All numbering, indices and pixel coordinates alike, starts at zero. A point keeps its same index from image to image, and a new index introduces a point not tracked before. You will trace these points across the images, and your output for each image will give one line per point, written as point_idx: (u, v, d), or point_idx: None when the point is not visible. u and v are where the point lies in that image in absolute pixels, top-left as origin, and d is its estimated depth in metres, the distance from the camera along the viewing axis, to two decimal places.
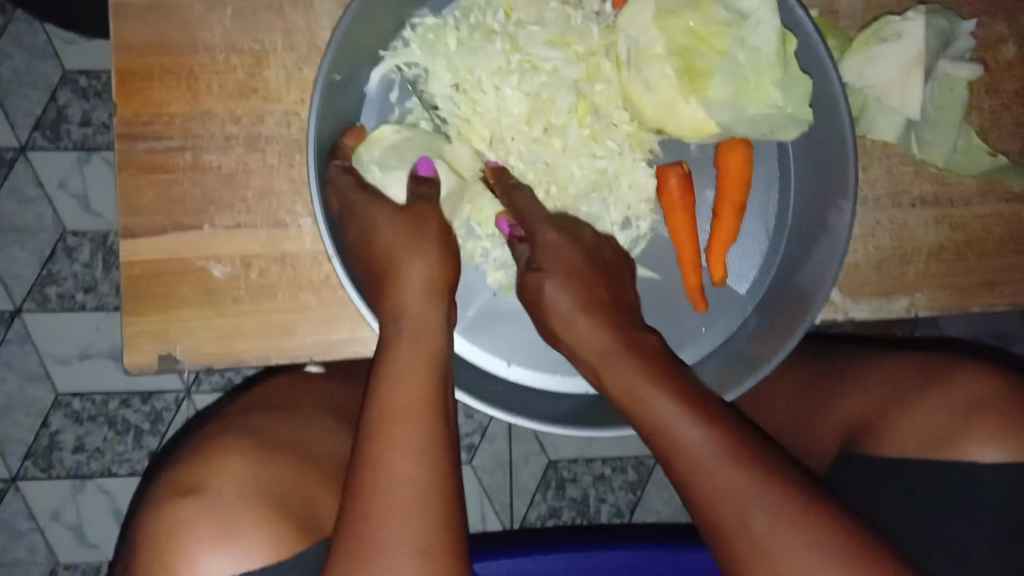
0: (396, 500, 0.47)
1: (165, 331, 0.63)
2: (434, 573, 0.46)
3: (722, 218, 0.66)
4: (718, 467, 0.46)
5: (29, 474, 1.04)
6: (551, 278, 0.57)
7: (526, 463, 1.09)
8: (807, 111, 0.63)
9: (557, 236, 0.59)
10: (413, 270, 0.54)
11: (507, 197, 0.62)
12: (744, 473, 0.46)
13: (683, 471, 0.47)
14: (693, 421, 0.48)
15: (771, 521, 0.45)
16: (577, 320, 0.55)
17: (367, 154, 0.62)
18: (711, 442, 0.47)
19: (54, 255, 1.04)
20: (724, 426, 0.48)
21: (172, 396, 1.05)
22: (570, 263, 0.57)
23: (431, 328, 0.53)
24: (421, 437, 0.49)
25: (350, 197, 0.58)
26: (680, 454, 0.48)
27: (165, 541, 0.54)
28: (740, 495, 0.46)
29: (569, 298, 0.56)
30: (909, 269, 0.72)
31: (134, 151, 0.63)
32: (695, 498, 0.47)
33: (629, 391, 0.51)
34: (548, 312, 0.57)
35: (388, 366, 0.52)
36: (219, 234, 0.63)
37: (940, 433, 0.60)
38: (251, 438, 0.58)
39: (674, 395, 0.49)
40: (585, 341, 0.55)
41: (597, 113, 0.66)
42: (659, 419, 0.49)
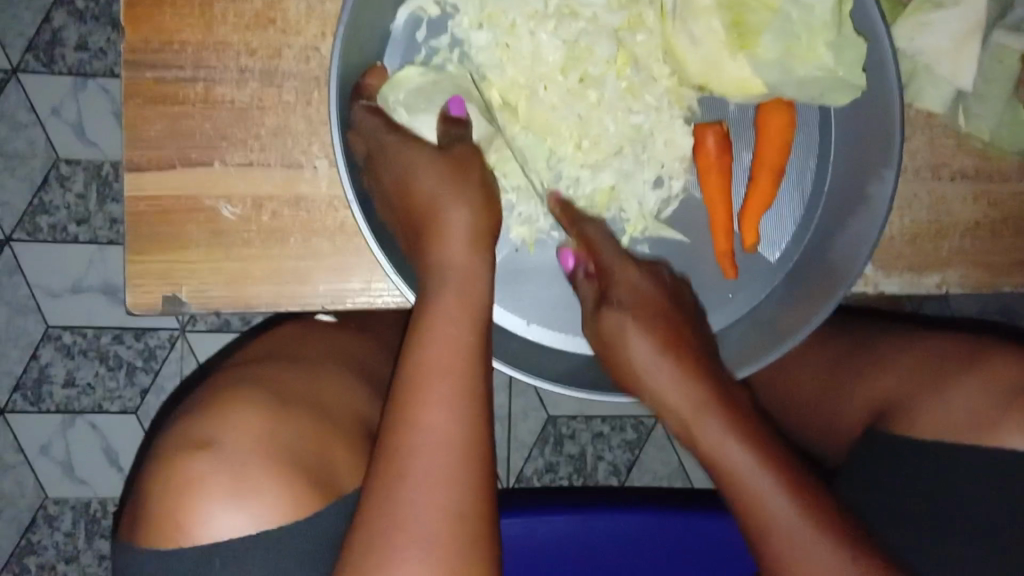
0: (433, 463, 0.45)
1: (170, 272, 0.60)
2: (466, 541, 0.44)
3: (758, 181, 0.63)
4: (816, 555, 0.49)
5: (17, 408, 1.01)
6: (632, 327, 0.56)
7: (525, 418, 1.08)
8: (861, 76, 0.59)
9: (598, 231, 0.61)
10: (454, 218, 0.51)
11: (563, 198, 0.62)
12: (827, 538, 0.49)
13: (754, 530, 0.51)
14: (786, 497, 0.50)
15: (834, 549, 0.49)
16: (611, 300, 0.57)
17: (392, 96, 0.58)
18: (691, 383, 0.54)
19: (46, 184, 1.00)
20: (737, 410, 0.53)
21: (166, 334, 1.02)
22: (646, 301, 0.57)
23: (475, 280, 0.50)
24: (461, 397, 0.47)
25: (381, 138, 0.55)
26: (659, 391, 0.55)
27: (176, 494, 0.52)
28: (811, 548, 0.49)
29: (652, 346, 0.55)
30: (943, 245, 0.70)
31: (141, 79, 0.59)
32: (766, 551, 0.51)
33: (704, 439, 0.53)
34: (625, 356, 0.56)
35: (428, 320, 0.49)
36: (230, 172, 0.60)
37: (976, 417, 0.58)
38: (267, 391, 0.56)
39: (680, 369, 0.54)
40: (664, 396, 0.55)
41: (636, 65, 0.63)
42: (743, 476, 0.51)
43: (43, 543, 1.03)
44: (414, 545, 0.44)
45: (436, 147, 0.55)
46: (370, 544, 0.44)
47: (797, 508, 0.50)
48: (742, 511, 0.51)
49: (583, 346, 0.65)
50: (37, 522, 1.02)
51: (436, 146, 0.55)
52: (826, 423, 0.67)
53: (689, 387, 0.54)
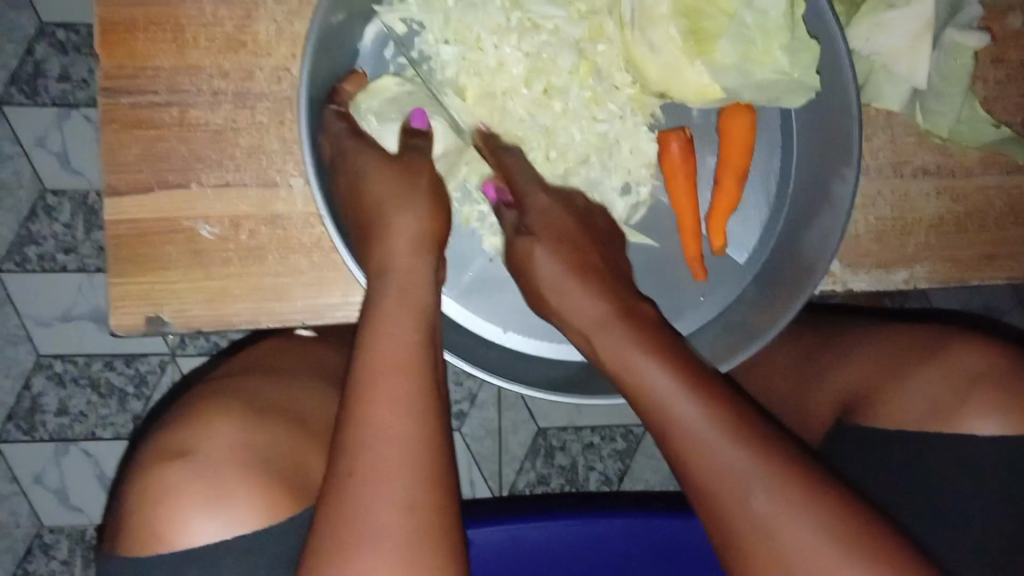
0: (382, 457, 0.46)
1: (152, 293, 0.61)
2: (421, 532, 0.45)
3: (723, 185, 0.65)
4: (725, 455, 0.46)
5: (11, 437, 1.02)
6: (540, 246, 0.57)
7: (514, 430, 1.09)
8: (815, 78, 0.61)
9: (547, 200, 0.61)
10: (401, 224, 0.54)
11: (496, 159, 0.63)
12: (739, 443, 0.47)
13: (663, 440, 0.49)
14: (693, 403, 0.48)
15: (746, 455, 0.46)
16: (538, 248, 0.57)
17: (365, 103, 0.60)
18: (612, 314, 0.54)
19: (34, 214, 1.02)
20: (678, 351, 0.51)
21: (156, 359, 1.03)
22: (558, 227, 0.59)
23: (419, 280, 0.53)
24: (405, 392, 0.48)
25: (343, 144, 0.58)
26: (585, 327, 0.55)
27: (153, 505, 0.53)
28: (724, 453, 0.46)
29: (558, 265, 0.56)
30: (909, 241, 0.71)
31: (118, 105, 0.61)
32: (678, 462, 0.48)
33: (621, 361, 0.52)
34: (536, 279, 0.58)
35: (375, 323, 0.50)
36: (207, 193, 0.61)
37: (936, 406, 0.60)
38: (240, 402, 0.57)
39: (604, 300, 0.54)
40: (577, 313, 0.55)
41: (599, 75, 0.65)
42: (658, 392, 0.49)
43: (39, 572, 1.03)
44: (374, 537, 0.44)
45: (389, 155, 0.58)
46: (333, 544, 0.45)
47: (751, 456, 0.46)
48: (654, 423, 0.49)
49: (560, 352, 0.67)
50: (33, 551, 1.03)
51: (390, 154, 0.59)
52: (799, 419, 0.68)
53: (619, 323, 0.53)
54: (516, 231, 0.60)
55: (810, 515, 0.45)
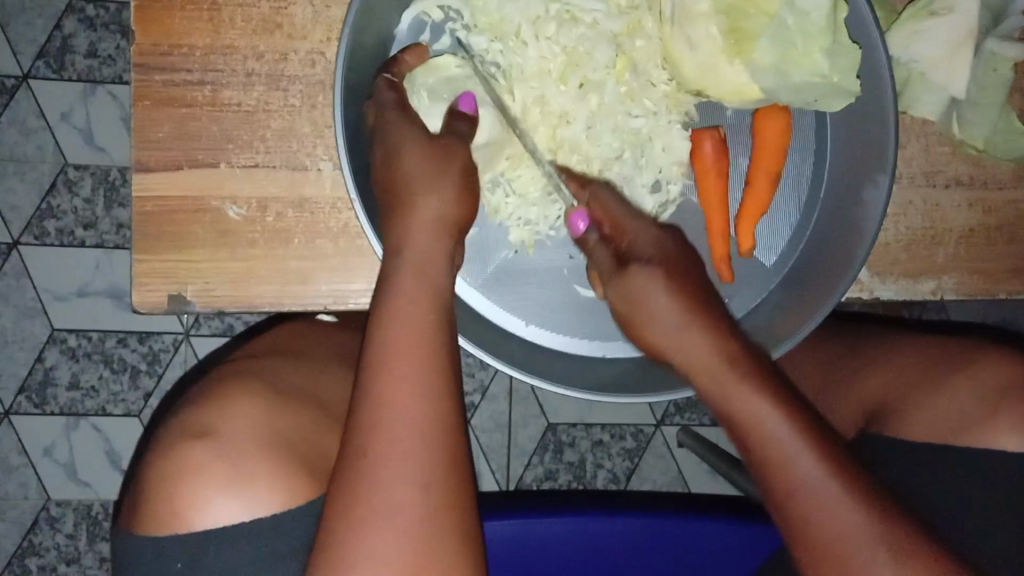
0: (400, 437, 0.46)
1: (176, 271, 0.61)
2: (433, 514, 0.45)
3: (755, 187, 0.64)
4: (852, 527, 0.47)
5: (22, 410, 1.02)
6: (644, 271, 0.54)
7: (525, 425, 1.09)
8: (855, 84, 0.60)
9: (654, 231, 0.57)
10: (424, 205, 0.52)
11: (586, 193, 0.60)
12: (859, 508, 0.48)
13: (804, 512, 0.49)
14: (824, 478, 0.48)
15: (875, 529, 0.47)
16: (658, 284, 0.53)
17: (421, 77, 0.60)
18: (726, 353, 0.52)
19: (55, 188, 1.01)
20: (797, 405, 0.50)
21: (171, 338, 1.03)
22: (669, 258, 0.55)
23: (435, 260, 0.51)
24: (423, 371, 0.47)
25: (382, 126, 0.55)
26: (692, 363, 0.53)
27: (174, 484, 0.53)
28: (846, 520, 0.47)
29: (680, 308, 0.53)
30: (938, 251, 0.71)
31: (150, 82, 0.60)
32: (799, 518, 0.49)
33: (743, 410, 0.51)
34: (643, 308, 0.54)
35: (390, 301, 0.49)
36: (236, 174, 0.61)
37: (959, 420, 0.60)
38: (262, 383, 0.57)
39: (715, 337, 0.53)
40: (688, 354, 0.53)
41: (635, 70, 0.65)
42: (781, 449, 0.49)
43: (45, 545, 1.03)
44: (388, 515, 0.45)
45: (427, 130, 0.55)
46: (344, 527, 0.45)
47: (871, 517, 0.47)
48: (793, 517, 0.49)
49: (579, 349, 0.66)
50: (40, 524, 1.03)
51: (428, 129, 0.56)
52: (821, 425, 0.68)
53: (739, 374, 0.51)
54: (621, 263, 0.56)
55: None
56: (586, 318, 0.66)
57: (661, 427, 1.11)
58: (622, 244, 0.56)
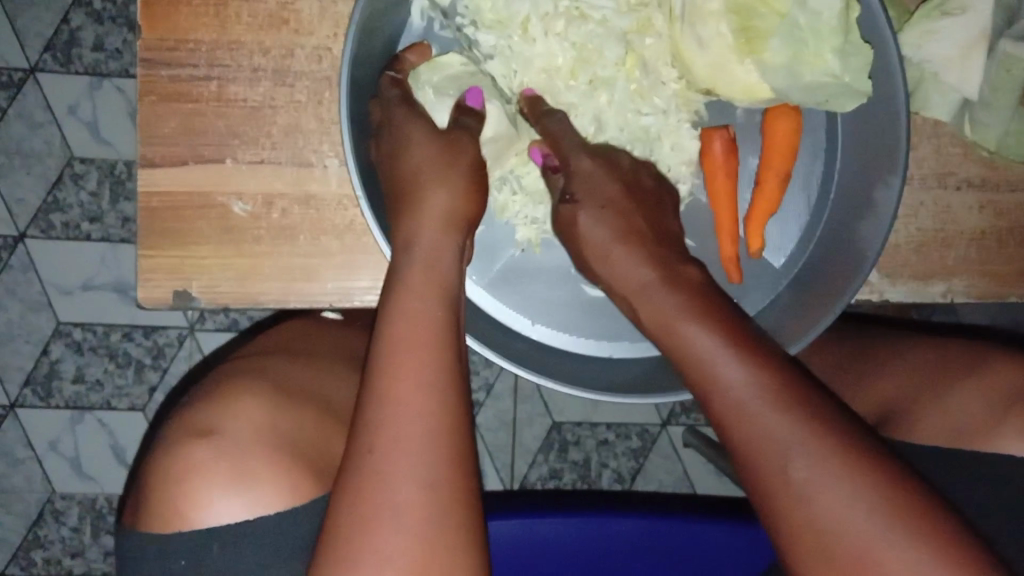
0: (405, 433, 0.45)
1: (181, 267, 0.61)
2: (438, 511, 0.44)
3: (764, 187, 0.64)
4: (772, 427, 0.43)
5: (28, 403, 1.02)
6: (582, 205, 0.57)
7: (530, 423, 1.08)
8: (867, 83, 0.60)
9: (591, 163, 0.59)
10: (434, 200, 0.53)
11: (541, 124, 0.61)
12: (787, 412, 0.43)
13: (722, 414, 0.45)
14: (742, 374, 0.45)
15: (797, 426, 0.43)
16: (584, 211, 0.57)
17: (426, 74, 0.60)
18: (658, 272, 0.53)
19: (61, 181, 1.01)
20: (726, 317, 0.49)
21: (176, 333, 1.03)
22: (603, 193, 0.57)
23: (443, 257, 0.51)
24: (430, 367, 0.47)
25: (392, 123, 0.56)
26: (625, 286, 0.54)
27: (177, 482, 0.53)
28: (764, 420, 0.43)
29: (605, 227, 0.56)
30: (948, 254, 0.70)
31: (156, 77, 0.60)
32: (724, 429, 0.45)
33: (670, 327, 0.50)
34: (582, 244, 0.57)
35: (398, 297, 0.49)
36: (242, 170, 0.61)
37: (971, 426, 0.59)
38: (267, 382, 0.57)
39: (646, 258, 0.54)
40: (622, 278, 0.55)
41: (645, 68, 0.64)
42: (699, 355, 0.47)
43: (50, 538, 1.03)
44: (395, 516, 0.44)
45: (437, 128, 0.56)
46: (348, 523, 0.44)
47: (799, 419, 0.43)
48: (721, 428, 0.45)
49: (585, 349, 0.66)
50: (45, 517, 1.03)
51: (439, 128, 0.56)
52: None
53: (667, 292, 0.51)
54: (561, 198, 0.58)
55: (850, 487, 0.41)
56: (593, 318, 0.66)
57: (667, 427, 1.10)
58: (567, 178, 0.59)
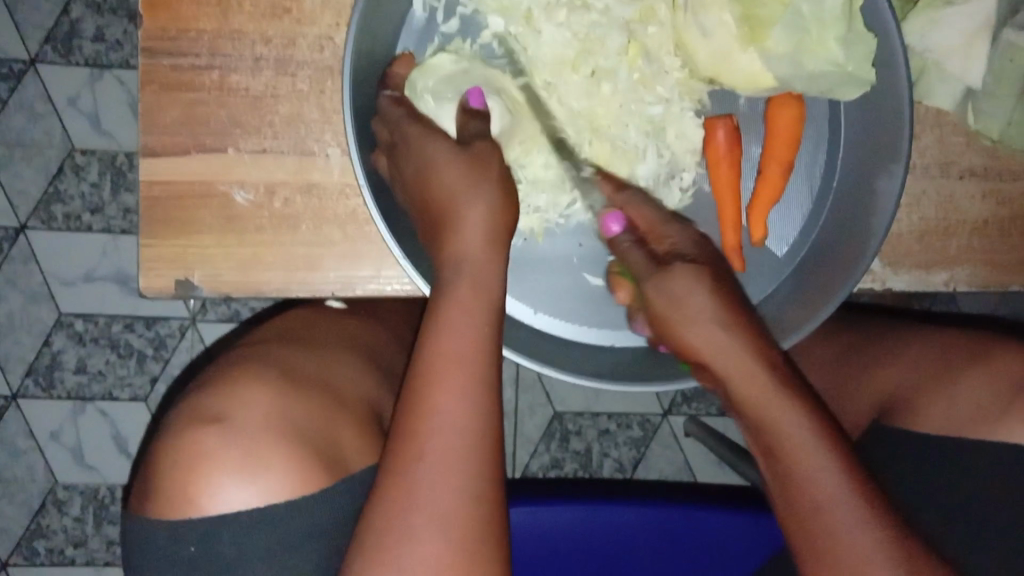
0: (453, 451, 0.45)
1: (183, 257, 0.60)
2: (482, 524, 0.45)
3: (767, 176, 0.64)
4: (873, 561, 0.44)
5: (30, 394, 1.02)
6: (681, 272, 0.50)
7: (531, 414, 1.08)
8: (870, 72, 0.60)
9: (679, 229, 0.55)
10: (470, 217, 0.50)
11: (623, 198, 0.59)
12: (889, 550, 0.44)
13: (814, 529, 0.45)
14: (855, 515, 0.44)
15: (896, 569, 0.44)
16: (692, 282, 0.50)
17: (421, 81, 0.60)
18: (755, 349, 0.48)
19: (61, 172, 1.01)
20: (830, 420, 0.46)
21: (177, 323, 1.03)
22: (706, 264, 0.52)
23: (490, 271, 0.50)
24: (476, 387, 0.47)
25: (405, 128, 0.55)
26: (709, 355, 0.49)
27: (186, 468, 0.53)
28: (864, 549, 0.44)
29: (709, 298, 0.49)
30: (950, 243, 0.70)
31: (158, 66, 0.60)
32: (808, 540, 0.45)
33: (766, 421, 0.47)
34: (664, 306, 0.51)
35: (442, 312, 0.48)
36: (244, 159, 0.61)
37: (976, 413, 0.59)
38: (274, 369, 0.56)
39: (741, 335, 0.48)
40: (709, 348, 0.49)
41: (648, 57, 0.63)
42: (802, 463, 0.45)
43: (53, 527, 1.04)
44: (426, 516, 0.44)
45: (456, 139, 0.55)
46: (382, 521, 0.45)
47: (893, 555, 0.44)
48: (808, 539, 0.45)
49: (588, 337, 0.66)
50: (47, 507, 1.03)
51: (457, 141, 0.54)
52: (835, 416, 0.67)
53: (763, 374, 0.47)
54: (648, 262, 0.54)
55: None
56: (596, 306, 0.66)
57: (667, 417, 1.10)
58: (654, 244, 0.55)
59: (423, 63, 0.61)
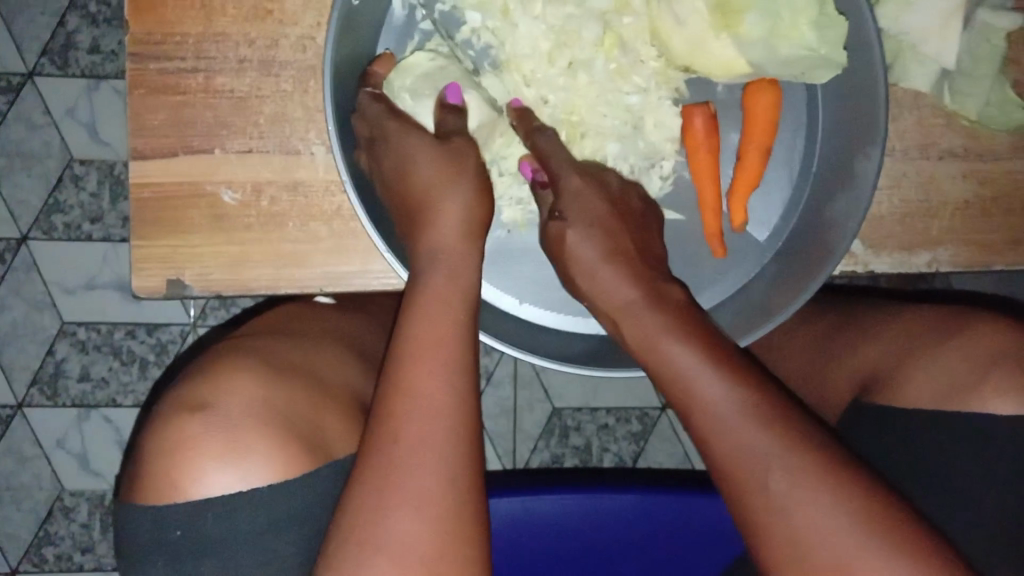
0: (427, 429, 0.46)
1: (174, 256, 0.62)
2: (459, 503, 0.45)
3: (746, 162, 0.65)
4: (751, 442, 0.45)
5: (35, 402, 1.04)
6: (570, 224, 0.57)
7: (530, 410, 1.09)
8: (843, 56, 0.61)
9: (583, 182, 0.59)
10: (446, 206, 0.52)
11: (530, 140, 0.62)
12: (765, 428, 0.45)
13: (702, 431, 0.47)
14: (724, 390, 0.46)
15: (766, 433, 0.45)
16: (580, 229, 0.56)
17: (398, 81, 0.61)
18: (644, 291, 0.53)
19: (61, 182, 1.03)
20: (716, 341, 0.49)
21: (178, 329, 1.04)
22: (593, 211, 0.57)
23: (465, 263, 0.52)
24: (452, 369, 0.48)
25: (383, 123, 0.56)
26: (608, 303, 0.54)
27: (172, 453, 0.54)
28: (752, 437, 0.45)
29: (596, 247, 0.56)
30: (933, 225, 0.71)
31: (145, 71, 0.61)
32: (702, 445, 0.47)
33: (654, 351, 0.50)
34: (571, 262, 0.57)
35: (419, 299, 0.50)
36: (231, 159, 0.62)
37: (954, 385, 0.60)
38: (262, 360, 0.58)
39: (625, 275, 0.54)
40: (606, 292, 0.55)
41: (624, 48, 0.64)
42: (682, 374, 0.48)
43: (60, 534, 1.05)
44: (407, 502, 0.45)
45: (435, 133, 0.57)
46: (364, 506, 0.45)
47: (780, 438, 0.45)
48: (698, 436, 0.47)
49: (574, 326, 0.67)
50: (54, 514, 1.05)
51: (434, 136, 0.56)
52: (817, 398, 0.68)
53: (655, 314, 0.52)
54: (551, 216, 0.58)
55: (809, 483, 0.43)
56: None
57: (666, 411, 1.11)
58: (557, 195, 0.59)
59: (400, 63, 0.62)
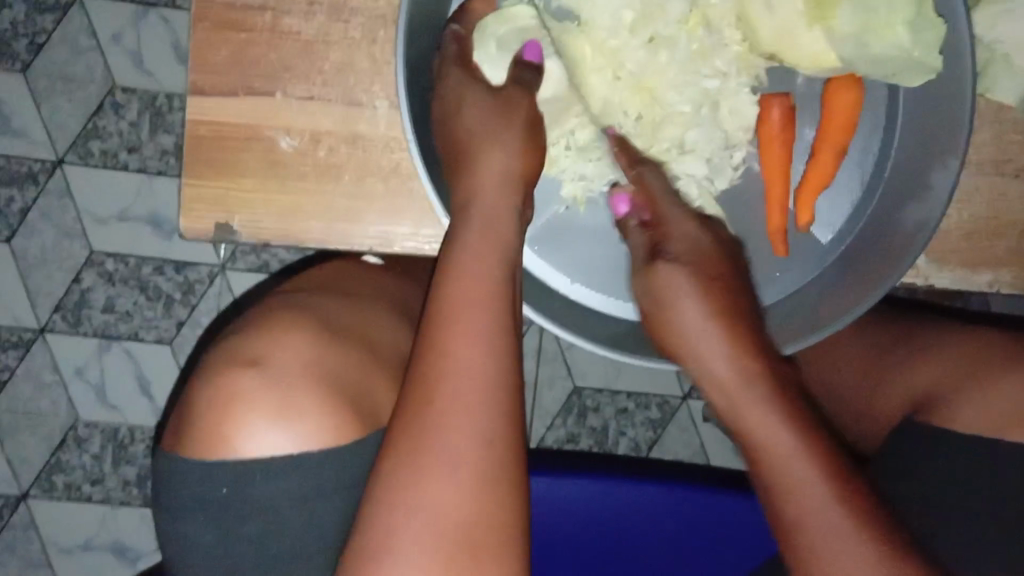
0: (467, 390, 0.45)
1: (225, 199, 0.60)
2: (496, 470, 0.44)
3: (819, 157, 0.62)
4: (842, 549, 0.43)
5: (57, 328, 1.03)
6: (666, 266, 0.54)
7: (551, 386, 1.08)
8: (937, 60, 0.57)
9: (693, 226, 0.56)
10: (488, 161, 0.54)
11: (636, 172, 0.59)
12: (860, 534, 0.43)
13: (785, 493, 0.45)
14: (821, 485, 0.44)
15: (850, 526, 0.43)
16: (679, 273, 0.54)
17: (494, 26, 0.59)
18: (722, 331, 0.51)
19: (101, 109, 1.01)
20: (803, 414, 0.47)
21: (207, 269, 1.03)
22: (694, 244, 0.55)
23: (502, 221, 0.51)
24: (493, 329, 0.46)
25: (461, 81, 0.57)
26: (681, 336, 0.53)
27: (222, 409, 0.53)
28: (831, 531, 0.43)
29: (704, 309, 0.52)
30: (999, 244, 0.68)
31: (211, 4, 0.59)
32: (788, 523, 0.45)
33: (739, 415, 0.48)
34: (666, 309, 0.54)
35: (454, 258, 0.49)
36: (292, 105, 0.60)
37: (1011, 411, 0.58)
38: (314, 318, 0.56)
39: (709, 309, 0.52)
40: (687, 325, 0.52)
41: (708, 27, 0.62)
42: (773, 448, 0.46)
43: (71, 463, 1.05)
44: (445, 469, 0.43)
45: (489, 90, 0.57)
46: (399, 468, 0.44)
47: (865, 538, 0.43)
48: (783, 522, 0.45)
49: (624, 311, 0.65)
50: (67, 442, 1.05)
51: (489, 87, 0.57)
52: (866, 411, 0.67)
53: (740, 366, 0.49)
54: (649, 251, 0.56)
55: None
56: None
57: (688, 401, 1.09)
58: (657, 237, 0.56)
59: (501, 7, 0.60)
